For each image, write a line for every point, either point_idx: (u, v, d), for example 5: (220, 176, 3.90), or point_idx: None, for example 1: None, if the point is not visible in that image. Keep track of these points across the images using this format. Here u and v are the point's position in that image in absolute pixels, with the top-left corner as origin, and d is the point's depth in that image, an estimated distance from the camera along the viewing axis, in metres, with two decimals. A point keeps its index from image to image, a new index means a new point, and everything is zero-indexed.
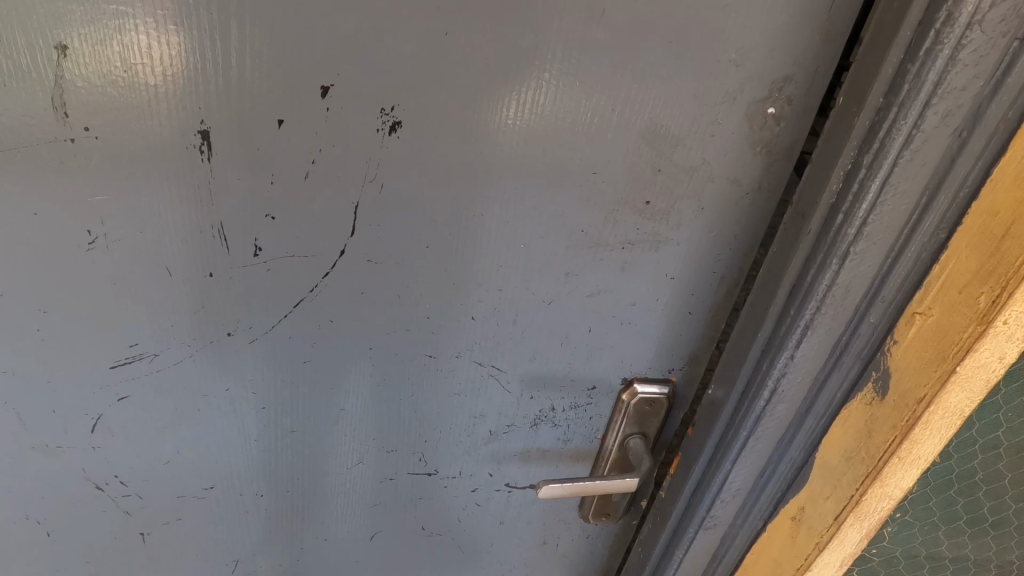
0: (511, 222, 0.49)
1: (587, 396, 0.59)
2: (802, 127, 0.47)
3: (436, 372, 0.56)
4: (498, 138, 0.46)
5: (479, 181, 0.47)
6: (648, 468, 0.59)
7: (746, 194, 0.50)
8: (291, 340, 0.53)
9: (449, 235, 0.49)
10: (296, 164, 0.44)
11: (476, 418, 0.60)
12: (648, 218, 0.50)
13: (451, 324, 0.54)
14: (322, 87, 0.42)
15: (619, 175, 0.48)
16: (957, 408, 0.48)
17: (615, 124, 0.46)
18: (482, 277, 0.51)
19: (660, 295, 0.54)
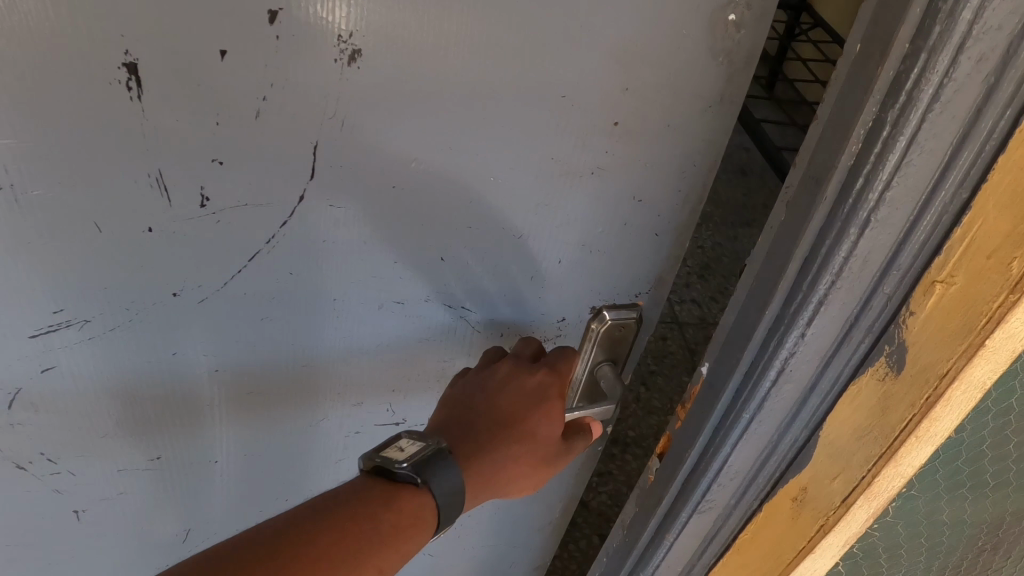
0: (479, 155, 0.46)
1: (556, 329, 0.58)
2: (759, 33, 0.46)
3: (404, 319, 0.54)
4: (467, 64, 0.42)
5: (441, 108, 0.44)
6: (618, 396, 0.58)
7: (709, 107, 0.49)
8: (246, 298, 0.48)
9: (413, 171, 0.46)
10: (245, 103, 0.40)
11: (446, 362, 0.58)
12: (615, 140, 0.48)
13: (416, 270, 0.51)
14: (269, 12, 0.37)
15: (587, 97, 0.46)
16: (978, 381, 0.46)
17: (582, 40, 0.43)
18: (449, 215, 0.49)
19: (627, 219, 0.53)
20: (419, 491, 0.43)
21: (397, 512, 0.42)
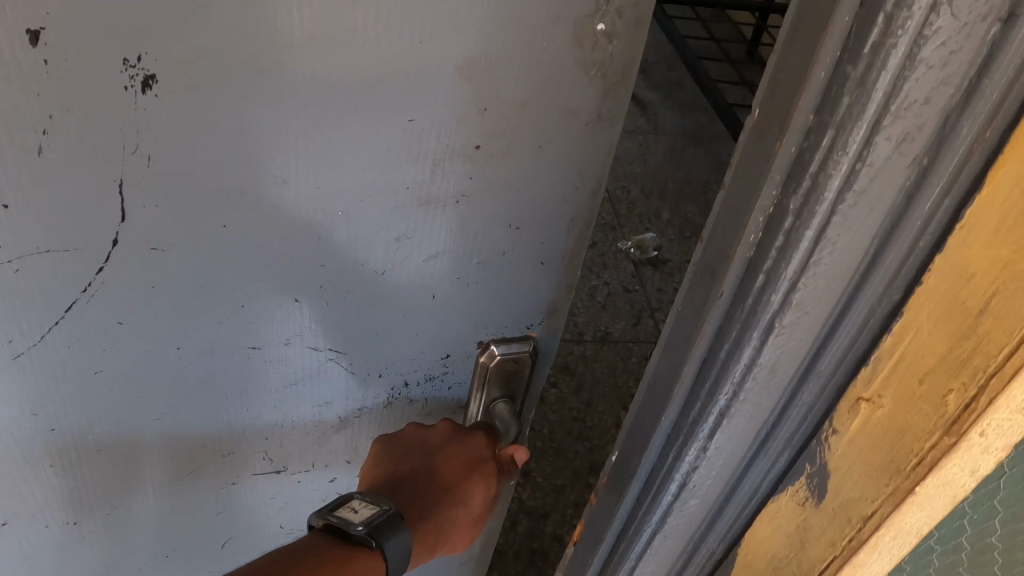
0: (321, 186, 0.42)
1: (441, 366, 0.54)
2: (634, 43, 0.41)
3: (265, 366, 0.49)
4: (288, 87, 0.38)
5: (269, 138, 0.39)
6: (512, 432, 0.54)
7: (586, 125, 0.44)
8: (72, 351, 0.44)
9: (246, 207, 0.41)
10: (22, 134, 0.35)
11: (323, 407, 0.53)
12: (481, 163, 0.44)
13: (270, 313, 0.46)
14: (31, 33, 0.32)
15: (439, 119, 0.41)
16: (912, 531, 0.34)
17: (428, 58, 0.39)
18: (298, 252, 0.44)
19: (507, 248, 0.49)
20: (374, 557, 0.44)
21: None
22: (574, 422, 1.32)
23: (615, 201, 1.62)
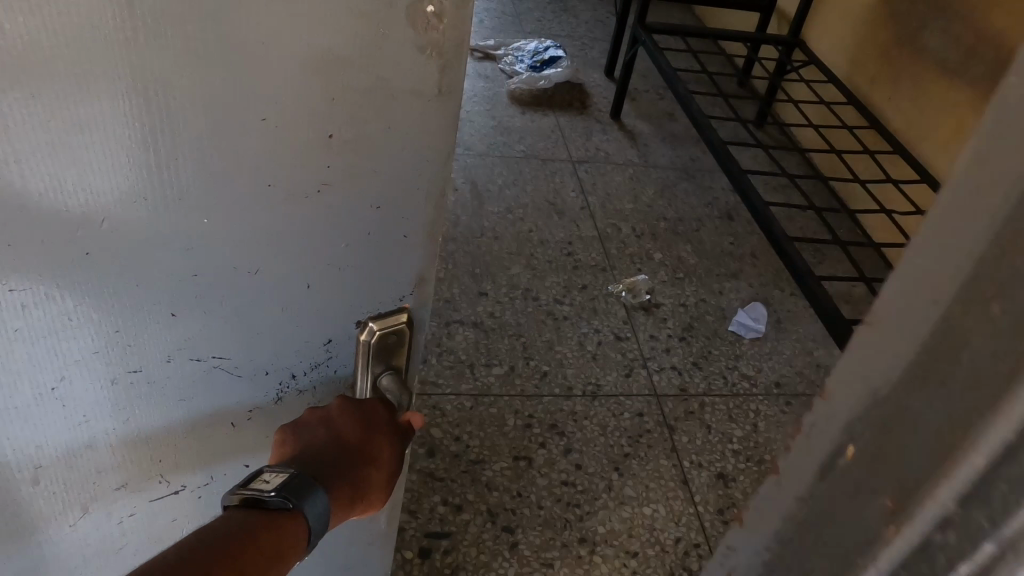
0: (178, 204, 0.43)
1: (325, 353, 0.54)
2: (463, 22, 0.41)
3: (146, 384, 0.51)
4: (127, 109, 0.38)
5: (109, 147, 0.39)
6: (405, 404, 0.54)
7: (433, 103, 0.43)
8: None
9: (103, 238, 0.42)
10: None
11: (214, 413, 0.54)
12: (334, 152, 0.44)
13: (142, 331, 0.48)
14: None
15: (291, 117, 0.41)
16: None
17: (258, 58, 0.39)
18: (163, 269, 0.45)
19: (370, 230, 0.49)
20: (293, 517, 0.47)
21: (276, 537, 0.46)
22: (562, 488, 1.08)
23: (606, 241, 1.59)
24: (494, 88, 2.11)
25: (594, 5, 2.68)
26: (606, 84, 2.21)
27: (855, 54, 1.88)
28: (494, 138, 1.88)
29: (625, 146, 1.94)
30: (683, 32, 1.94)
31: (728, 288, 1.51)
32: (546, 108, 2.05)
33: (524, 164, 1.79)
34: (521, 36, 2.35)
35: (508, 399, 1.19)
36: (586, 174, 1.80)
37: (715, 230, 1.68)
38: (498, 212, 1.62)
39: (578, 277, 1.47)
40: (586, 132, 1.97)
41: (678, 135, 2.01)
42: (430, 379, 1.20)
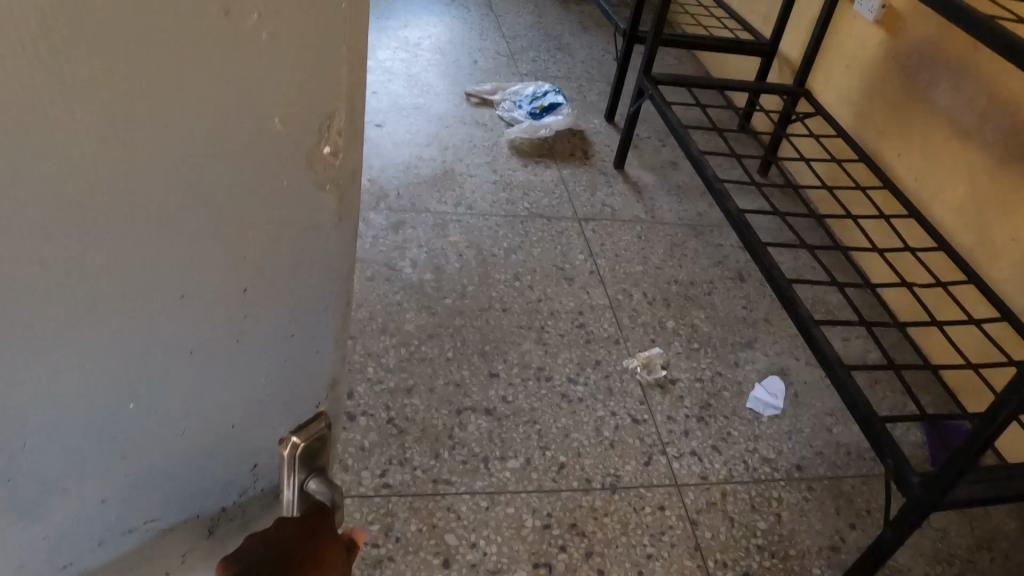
0: (101, 386, 0.39)
1: (253, 477, 0.51)
2: (354, 152, 0.43)
3: (74, 564, 0.44)
4: (38, 315, 0.34)
5: (35, 356, 0.35)
6: (340, 500, 0.51)
7: (337, 231, 0.45)
8: None
9: (17, 441, 0.37)
10: None
11: (147, 569, 0.49)
12: (253, 308, 0.43)
13: (69, 516, 0.42)
14: None
15: (212, 274, 0.40)
16: None
17: (175, 228, 0.36)
18: (86, 451, 0.40)
19: (282, 364, 0.48)
20: None
21: None
22: None
23: (619, 310, 1.55)
24: (492, 136, 1.97)
25: (587, 41, 2.47)
26: (608, 132, 2.08)
27: (860, 104, 1.81)
28: (496, 197, 1.76)
29: (630, 199, 1.86)
30: (691, 87, 1.87)
31: (744, 359, 1.51)
32: (550, 160, 1.92)
33: (528, 227, 1.70)
34: (516, 81, 2.19)
35: (529, 492, 1.18)
36: (594, 232, 1.74)
37: (728, 293, 1.66)
38: (504, 281, 1.55)
39: (591, 353, 1.45)
40: (591, 184, 1.88)
41: (686, 189, 1.94)
42: (443, 477, 1.17)
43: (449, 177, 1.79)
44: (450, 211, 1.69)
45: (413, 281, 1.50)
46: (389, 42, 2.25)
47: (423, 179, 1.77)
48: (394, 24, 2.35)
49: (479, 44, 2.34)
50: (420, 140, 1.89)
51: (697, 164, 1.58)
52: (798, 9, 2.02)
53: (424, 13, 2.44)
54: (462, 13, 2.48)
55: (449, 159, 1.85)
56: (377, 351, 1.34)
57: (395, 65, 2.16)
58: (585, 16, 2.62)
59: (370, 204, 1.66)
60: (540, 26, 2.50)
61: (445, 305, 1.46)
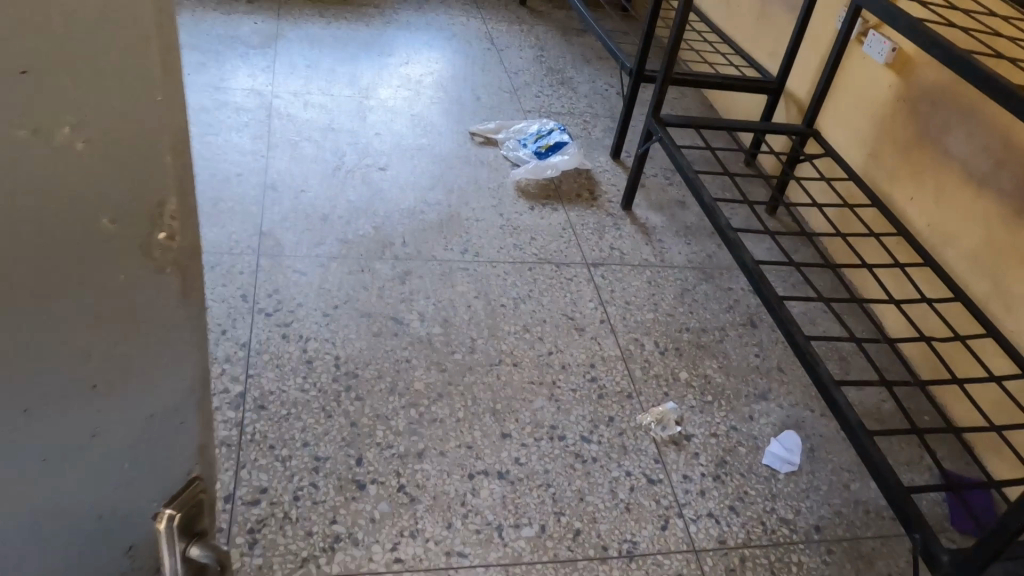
0: None
1: (128, 557, 0.50)
2: (189, 232, 0.41)
3: None
4: None
5: None
6: (225, 561, 0.51)
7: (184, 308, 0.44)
8: None
9: None
10: None
11: None
12: (103, 397, 0.42)
13: None
14: None
15: (48, 383, 0.39)
16: None
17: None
18: None
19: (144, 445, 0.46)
20: None
21: None
22: None
23: (631, 361, 1.53)
24: (498, 177, 1.94)
25: (590, 75, 2.46)
26: (614, 170, 2.06)
27: (872, 146, 1.80)
28: (502, 243, 1.74)
29: (638, 241, 1.84)
30: (699, 128, 1.85)
31: (759, 412, 1.48)
32: (557, 202, 1.90)
33: (536, 274, 1.68)
34: (520, 118, 2.18)
35: (543, 563, 1.15)
36: (604, 278, 1.72)
37: (741, 341, 1.64)
38: (514, 333, 1.53)
39: (604, 409, 1.42)
40: (599, 227, 1.86)
41: (693, 229, 1.92)
42: (456, 548, 1.14)
43: (455, 221, 1.77)
44: (456, 258, 1.67)
45: (421, 334, 1.47)
46: (392, 81, 2.25)
47: (428, 224, 1.74)
48: (396, 62, 2.34)
49: (483, 81, 2.34)
50: (424, 182, 1.87)
51: (710, 212, 1.56)
52: (806, 49, 2.02)
53: (426, 50, 2.44)
54: (464, 48, 2.48)
55: (454, 202, 1.83)
56: (386, 413, 1.31)
57: (398, 104, 2.15)
58: (587, 48, 2.62)
59: (376, 252, 1.63)
60: (542, 60, 2.49)
61: (454, 359, 1.44)
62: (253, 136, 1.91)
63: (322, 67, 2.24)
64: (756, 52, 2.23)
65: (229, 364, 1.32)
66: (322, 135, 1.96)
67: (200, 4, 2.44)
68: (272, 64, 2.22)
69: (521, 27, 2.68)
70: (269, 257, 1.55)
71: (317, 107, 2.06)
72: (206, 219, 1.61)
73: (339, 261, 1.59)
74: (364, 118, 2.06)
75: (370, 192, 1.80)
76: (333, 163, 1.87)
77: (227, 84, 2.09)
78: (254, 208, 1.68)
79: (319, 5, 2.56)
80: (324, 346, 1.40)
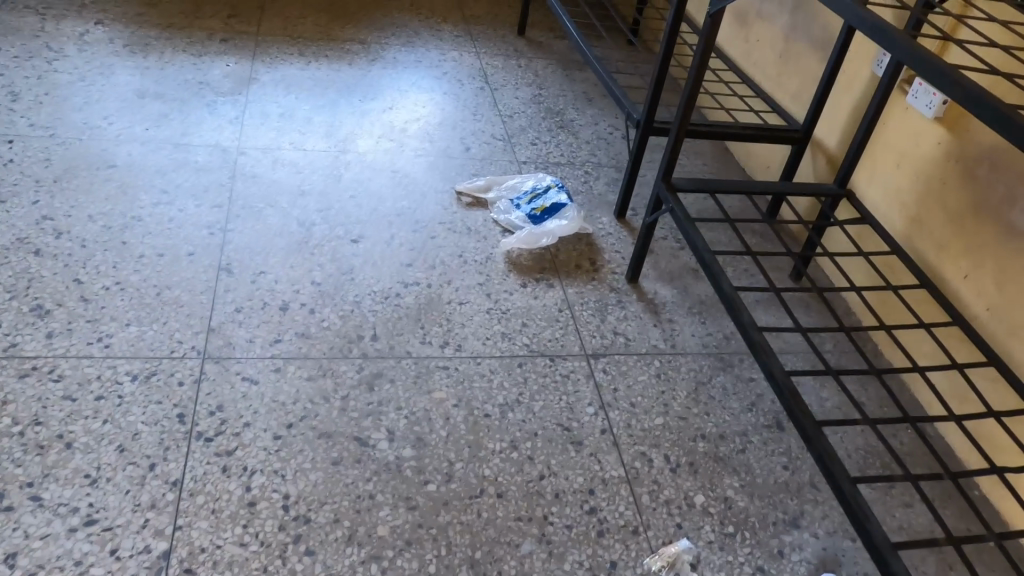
0: None
1: None
2: None
3: None
4: None
5: None
6: None
7: None
8: None
9: None
10: None
11: None
12: None
13: None
14: None
15: None
16: None
17: None
18: None
19: None
20: None
21: None
22: None
23: (636, 482, 1.30)
24: (485, 246, 1.72)
25: (592, 116, 2.25)
26: (618, 233, 1.83)
27: (915, 209, 1.56)
28: (489, 331, 1.52)
29: (645, 322, 1.62)
30: (715, 192, 1.63)
31: (790, 546, 1.24)
32: (552, 276, 1.68)
33: (527, 372, 1.46)
34: (514, 172, 1.95)
35: None
36: (605, 372, 1.49)
37: (766, 450, 1.39)
38: (500, 452, 1.30)
39: (603, 551, 1.19)
40: (600, 306, 1.64)
41: (708, 303, 1.70)
42: None
43: (434, 306, 1.55)
44: (434, 355, 1.45)
45: (389, 460, 1.25)
46: (374, 131, 2.01)
47: (404, 312, 1.52)
48: (378, 107, 2.11)
49: (475, 127, 2.11)
50: (402, 257, 1.64)
51: (732, 306, 1.33)
52: (835, 95, 1.78)
53: (413, 91, 2.21)
54: (455, 89, 2.25)
55: (435, 281, 1.60)
56: (340, 572, 1.08)
57: (378, 159, 1.90)
58: (590, 86, 2.41)
59: (341, 350, 1.41)
60: (541, 100, 2.28)
61: (426, 493, 1.21)
62: (213, 205, 1.65)
63: (295, 116, 2.00)
64: (777, 92, 1.99)
65: (154, 513, 1.10)
66: (290, 202, 1.70)
67: (170, 43, 2.21)
68: (242, 114, 1.97)
69: (518, 61, 2.46)
70: (216, 360, 1.32)
71: (287, 166, 1.81)
72: (146, 314, 1.37)
73: (298, 364, 1.36)
74: (337, 178, 1.81)
75: (339, 271, 1.56)
76: (298, 235, 1.62)
77: (190, 139, 1.84)
78: (204, 298, 1.43)
79: (300, 41, 2.35)
80: (272, 480, 1.17)
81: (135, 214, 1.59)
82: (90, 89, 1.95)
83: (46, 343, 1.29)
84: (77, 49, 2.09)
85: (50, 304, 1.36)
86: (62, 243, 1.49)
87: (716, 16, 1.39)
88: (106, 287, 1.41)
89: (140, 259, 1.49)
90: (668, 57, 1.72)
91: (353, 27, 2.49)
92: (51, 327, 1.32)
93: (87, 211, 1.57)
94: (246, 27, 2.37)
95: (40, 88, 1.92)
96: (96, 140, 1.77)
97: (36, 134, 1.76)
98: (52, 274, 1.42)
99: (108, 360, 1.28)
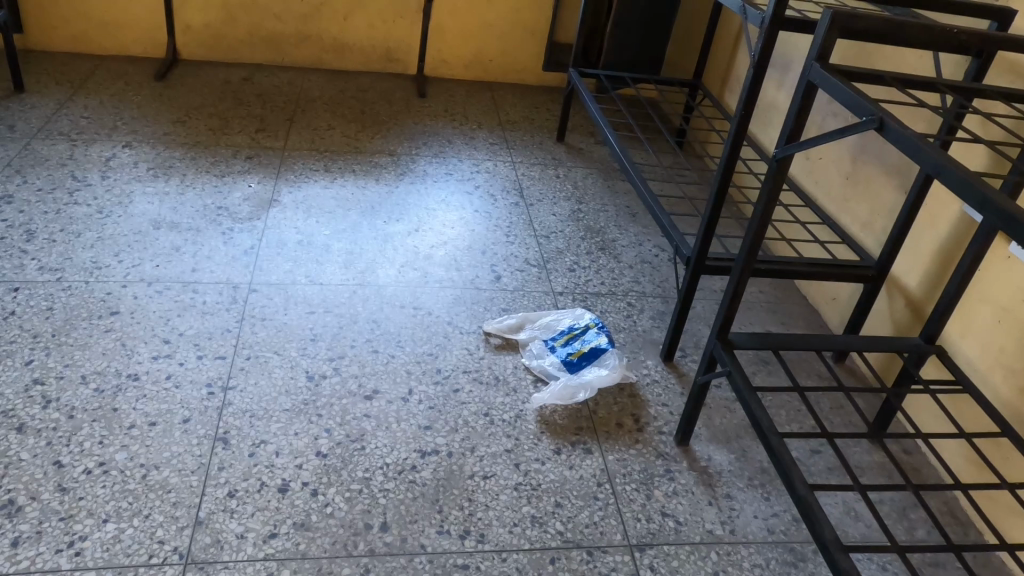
0: None
1: None
2: None
3: None
4: None
5: None
6: None
7: None
8: None
9: None
10: None
11: None
12: None
13: None
14: None
15: None
16: None
17: None
18: None
19: None
20: None
21: None
22: None
23: None
24: (513, 403, 1.53)
25: (636, 236, 2.08)
26: (666, 381, 1.63)
27: None
28: (516, 515, 1.31)
29: (699, 500, 1.39)
30: (779, 348, 1.41)
31: None
32: (590, 439, 1.48)
33: (560, 572, 1.23)
34: (549, 306, 1.77)
35: None
36: (653, 571, 1.26)
37: None
38: None
39: None
40: (645, 478, 1.42)
41: (774, 473, 1.46)
42: None
43: (453, 482, 1.35)
44: (452, 549, 1.24)
45: None
46: (397, 257, 1.88)
47: (419, 491, 1.32)
48: (403, 230, 1.98)
49: (506, 251, 1.95)
50: (420, 418, 1.46)
51: (807, 512, 1.11)
52: (917, 231, 1.57)
53: (442, 209, 2.08)
54: (487, 206, 2.12)
55: (457, 448, 1.42)
56: None
57: (398, 292, 1.77)
58: (632, 200, 2.25)
59: (345, 546, 1.22)
60: (580, 217, 2.12)
61: None
62: (216, 356, 1.52)
63: (315, 243, 1.89)
64: (844, 218, 1.79)
65: None
66: (300, 349, 1.57)
67: (193, 164, 2.13)
68: (258, 243, 1.86)
69: (555, 171, 2.33)
70: (199, 567, 1.15)
71: (300, 304, 1.69)
72: (129, 504, 1.22)
73: (293, 567, 1.17)
74: (353, 317, 1.68)
75: (348, 438, 1.40)
76: (305, 393, 1.47)
77: (199, 275, 1.73)
78: (193, 480, 1.28)
79: (326, 156, 2.25)
80: None
81: (132, 371, 1.46)
82: (106, 222, 1.85)
83: (9, 554, 1.13)
84: (100, 177, 2.02)
85: (22, 498, 1.21)
86: (47, 414, 1.35)
87: (784, 161, 1.23)
88: (87, 471, 1.27)
89: (128, 431, 1.34)
90: (723, 190, 1.55)
91: (382, 137, 2.40)
92: (19, 531, 1.16)
93: (82, 370, 1.45)
94: (273, 142, 2.28)
95: (56, 223, 1.82)
96: (102, 283, 1.67)
97: (42, 279, 1.65)
98: (30, 456, 1.27)
99: (76, 573, 1.11)
